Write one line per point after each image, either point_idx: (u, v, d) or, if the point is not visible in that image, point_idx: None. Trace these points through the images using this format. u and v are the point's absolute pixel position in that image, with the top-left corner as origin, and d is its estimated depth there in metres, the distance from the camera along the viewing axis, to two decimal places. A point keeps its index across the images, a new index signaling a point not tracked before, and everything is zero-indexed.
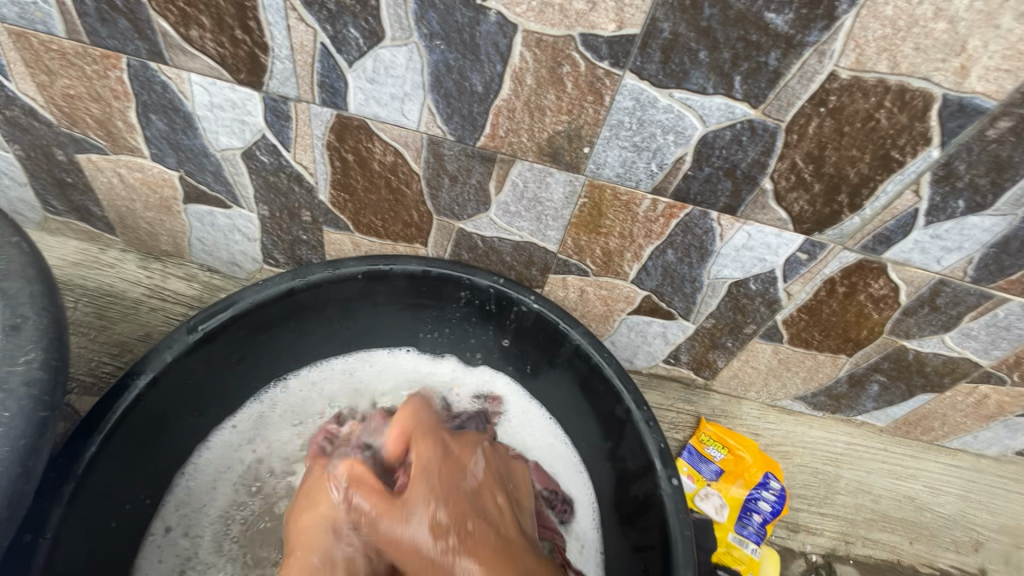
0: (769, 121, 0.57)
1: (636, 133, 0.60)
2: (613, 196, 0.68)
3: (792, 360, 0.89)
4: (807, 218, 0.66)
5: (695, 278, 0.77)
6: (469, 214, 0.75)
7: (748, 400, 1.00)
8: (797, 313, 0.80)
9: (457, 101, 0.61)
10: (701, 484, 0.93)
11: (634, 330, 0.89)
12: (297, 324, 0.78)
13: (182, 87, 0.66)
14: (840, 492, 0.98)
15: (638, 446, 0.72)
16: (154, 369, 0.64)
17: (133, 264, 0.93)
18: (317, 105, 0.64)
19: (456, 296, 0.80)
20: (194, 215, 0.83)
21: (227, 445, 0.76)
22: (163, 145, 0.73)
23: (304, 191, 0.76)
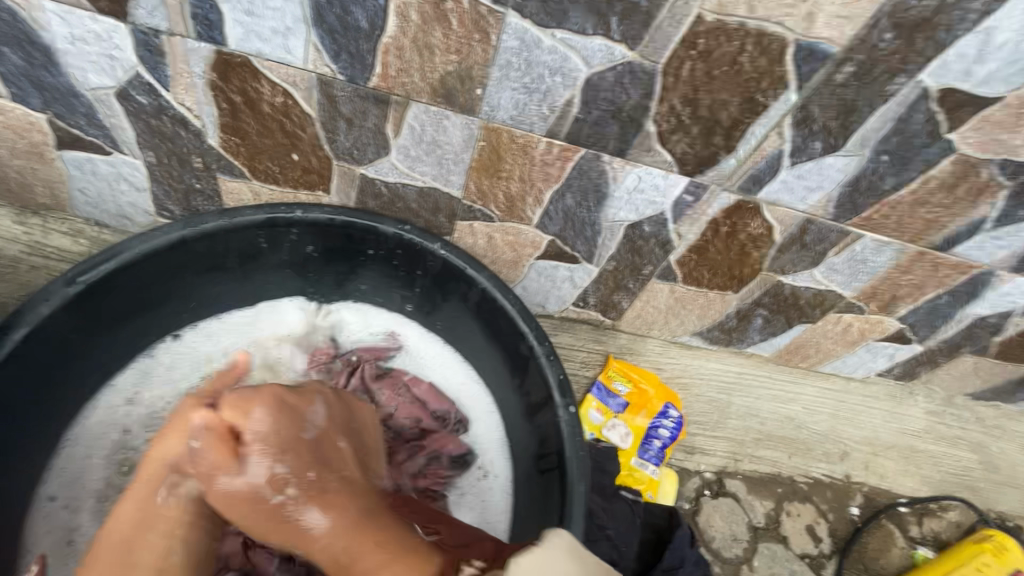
0: (646, 63, 0.60)
1: (525, 74, 0.62)
2: (509, 139, 0.70)
3: (687, 299, 0.96)
4: (689, 160, 0.71)
5: (594, 222, 0.81)
6: (370, 159, 0.74)
7: (652, 339, 1.08)
8: (688, 253, 0.86)
9: (343, 37, 0.60)
10: (608, 416, 1.01)
11: (543, 275, 0.93)
12: (193, 275, 0.76)
13: (34, 15, 0.60)
14: (732, 417, 1.09)
15: (541, 380, 0.77)
16: (29, 324, 0.62)
17: (6, 219, 0.85)
18: (193, 39, 0.61)
19: (364, 244, 0.80)
20: (71, 163, 0.77)
21: (117, 407, 0.77)
22: (22, 83, 0.67)
23: (191, 135, 0.72)
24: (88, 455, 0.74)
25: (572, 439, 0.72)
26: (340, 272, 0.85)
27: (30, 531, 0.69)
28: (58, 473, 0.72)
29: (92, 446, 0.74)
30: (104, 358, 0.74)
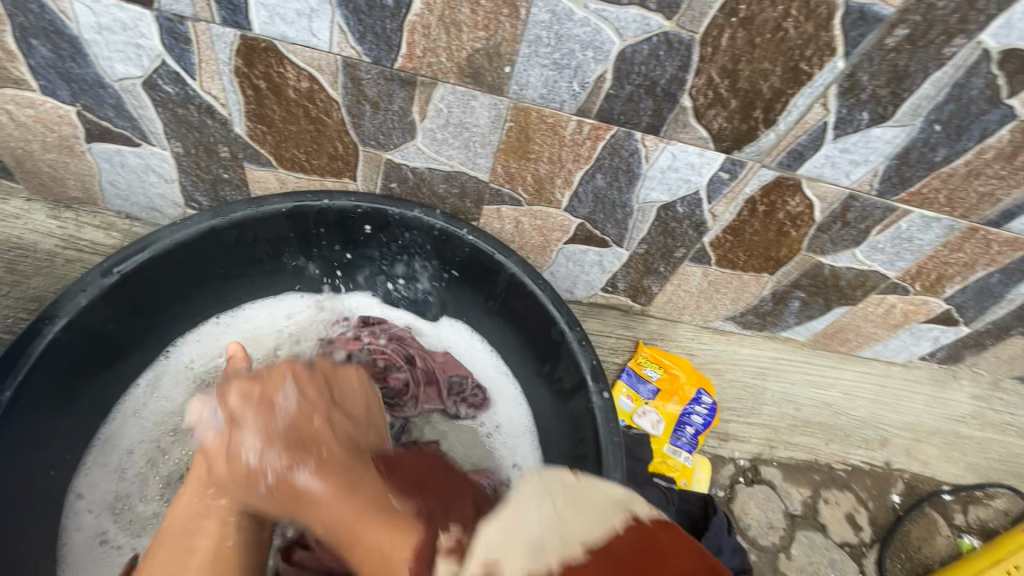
0: (683, 34, 0.57)
1: (555, 49, 0.60)
2: (539, 119, 0.68)
3: (721, 282, 0.93)
4: (726, 136, 0.68)
5: (625, 203, 0.79)
6: (396, 144, 0.73)
7: (683, 324, 1.06)
8: (723, 234, 0.83)
9: (368, 17, 0.58)
10: (639, 403, 0.99)
11: (571, 260, 0.91)
12: (223, 265, 0.76)
13: (61, 6, 0.60)
14: (766, 403, 1.06)
15: (573, 366, 0.75)
16: (70, 314, 0.61)
17: (42, 213, 0.87)
18: (218, 24, 0.60)
19: (390, 232, 0.79)
20: (101, 156, 0.78)
21: (139, 406, 0.74)
22: (52, 76, 0.67)
23: (217, 124, 0.72)
24: (117, 456, 0.71)
25: (607, 424, 0.70)
26: (367, 260, 0.84)
27: (65, 534, 0.66)
28: (93, 475, 0.70)
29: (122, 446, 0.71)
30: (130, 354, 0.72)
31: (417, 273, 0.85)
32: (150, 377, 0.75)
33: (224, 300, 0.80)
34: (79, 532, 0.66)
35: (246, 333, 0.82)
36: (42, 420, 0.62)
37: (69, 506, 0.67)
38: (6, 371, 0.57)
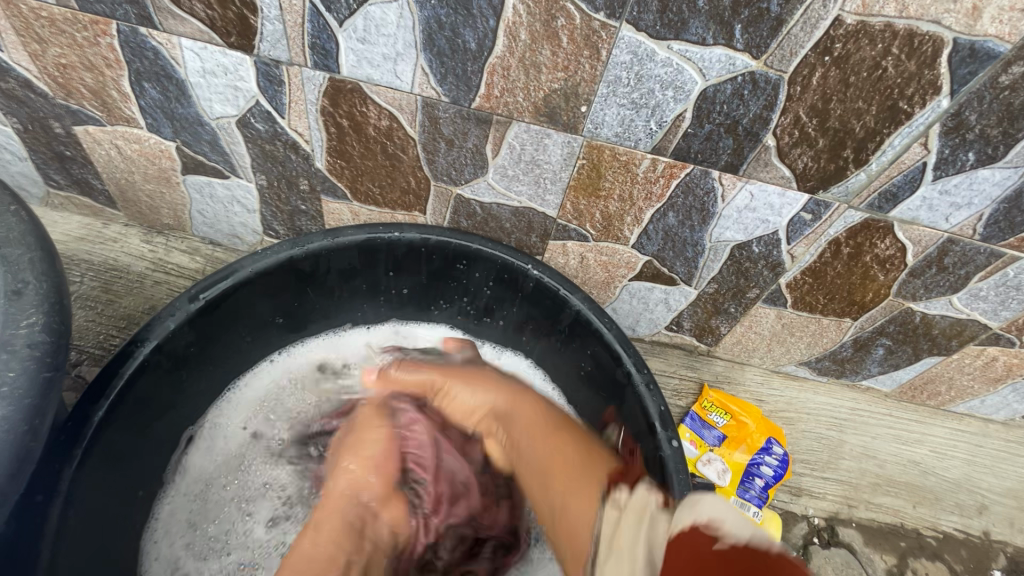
0: (771, 73, 0.55)
1: (634, 89, 0.59)
2: (612, 156, 0.67)
3: (796, 325, 0.88)
4: (811, 176, 0.65)
5: (697, 242, 0.76)
6: (466, 179, 0.74)
7: (752, 367, 1.00)
8: (802, 276, 0.79)
9: (451, 60, 0.60)
10: (703, 449, 0.94)
11: (635, 297, 0.89)
12: (297, 294, 0.78)
13: (173, 53, 0.65)
14: (844, 457, 0.98)
15: (638, 410, 0.72)
16: (158, 337, 0.64)
17: (137, 238, 0.93)
18: (310, 68, 0.63)
19: (456, 264, 0.79)
20: (193, 187, 0.83)
21: (214, 434, 0.75)
22: (158, 115, 0.73)
23: (300, 159, 0.75)
24: (196, 482, 0.72)
25: (677, 476, 0.65)
26: (431, 292, 0.85)
27: (145, 561, 0.67)
28: (173, 500, 0.71)
29: (195, 473, 0.73)
30: (205, 378, 0.74)
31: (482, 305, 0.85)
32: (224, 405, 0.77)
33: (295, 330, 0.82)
34: (158, 559, 0.67)
35: (313, 362, 0.83)
36: (128, 439, 0.64)
37: (150, 530, 0.69)
38: (100, 390, 0.60)
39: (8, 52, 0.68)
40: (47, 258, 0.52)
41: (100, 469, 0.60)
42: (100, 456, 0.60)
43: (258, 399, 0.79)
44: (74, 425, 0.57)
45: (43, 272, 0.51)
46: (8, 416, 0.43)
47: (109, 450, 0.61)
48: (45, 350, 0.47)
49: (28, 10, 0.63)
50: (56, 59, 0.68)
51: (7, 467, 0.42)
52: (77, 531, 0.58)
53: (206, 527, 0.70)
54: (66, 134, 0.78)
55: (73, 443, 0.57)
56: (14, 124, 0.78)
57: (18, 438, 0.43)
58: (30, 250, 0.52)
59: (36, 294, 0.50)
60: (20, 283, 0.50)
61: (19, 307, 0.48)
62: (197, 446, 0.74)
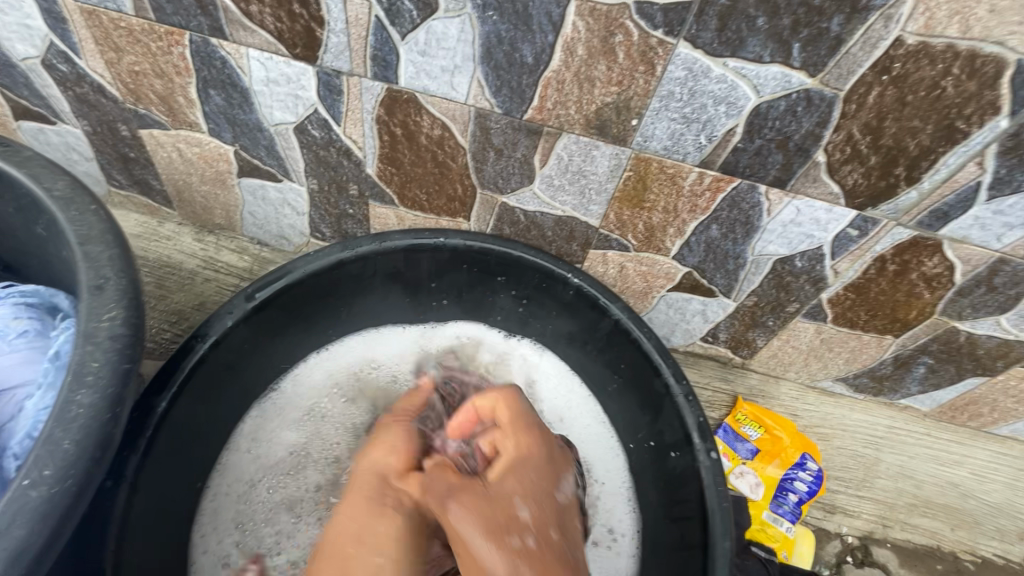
0: (826, 91, 0.56)
1: (687, 104, 0.60)
2: (659, 169, 0.68)
3: (835, 341, 0.88)
4: (860, 193, 0.65)
5: (739, 255, 0.77)
6: (513, 188, 0.76)
7: (787, 381, 1.00)
8: (844, 292, 0.78)
9: (507, 73, 0.62)
10: (735, 462, 0.93)
11: (672, 308, 0.89)
12: (344, 295, 0.80)
13: (240, 62, 0.68)
14: (880, 476, 0.96)
15: (678, 420, 0.72)
16: (217, 333, 0.66)
17: (189, 237, 0.97)
18: (369, 79, 0.66)
19: (497, 271, 0.81)
20: (247, 189, 0.87)
21: (255, 433, 0.77)
22: (220, 120, 0.76)
23: (352, 165, 0.78)
24: (242, 482, 0.74)
25: (715, 487, 0.67)
26: (470, 297, 0.86)
27: (193, 553, 0.70)
28: (221, 496, 0.73)
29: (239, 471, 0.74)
30: (251, 377, 0.75)
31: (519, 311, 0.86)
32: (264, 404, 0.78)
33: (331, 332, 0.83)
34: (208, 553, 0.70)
35: (348, 362, 0.84)
36: (188, 430, 0.66)
37: (199, 524, 0.71)
38: (164, 381, 0.62)
39: (86, 60, 0.72)
40: (124, 255, 0.55)
41: (162, 457, 0.63)
42: (163, 444, 0.63)
43: (295, 399, 0.80)
44: (140, 415, 0.60)
45: (121, 268, 0.54)
46: (94, 403, 0.46)
47: (170, 440, 0.64)
48: (125, 342, 0.49)
49: (108, 21, 0.67)
50: (129, 67, 0.71)
51: (95, 450, 0.45)
52: (141, 516, 0.61)
53: (252, 524, 0.72)
54: (132, 136, 0.82)
55: (139, 432, 0.60)
56: (84, 126, 0.82)
57: (103, 424, 0.45)
58: (109, 248, 0.55)
59: (116, 289, 0.53)
60: (101, 279, 0.53)
61: (100, 302, 0.51)
62: (237, 448, 0.75)
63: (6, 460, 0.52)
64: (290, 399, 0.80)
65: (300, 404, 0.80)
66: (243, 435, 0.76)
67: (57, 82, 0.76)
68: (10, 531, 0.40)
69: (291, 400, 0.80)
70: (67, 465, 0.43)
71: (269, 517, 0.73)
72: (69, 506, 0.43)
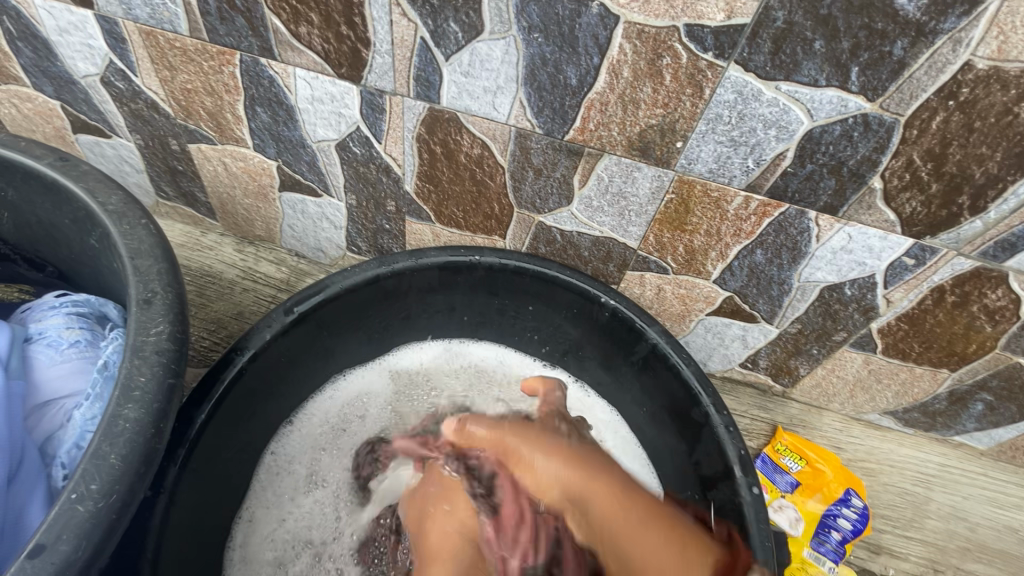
0: (886, 115, 0.53)
1: (735, 127, 0.58)
2: (703, 192, 0.66)
3: (884, 372, 0.83)
4: (918, 221, 0.61)
5: (784, 280, 0.74)
6: (550, 208, 0.75)
7: (829, 412, 0.95)
8: (896, 322, 0.75)
9: (550, 94, 0.61)
10: (774, 495, 0.89)
11: (710, 332, 0.87)
12: (379, 310, 0.80)
13: (287, 81, 0.69)
14: (931, 516, 0.90)
15: (716, 451, 0.70)
16: (256, 346, 0.67)
17: (230, 247, 0.99)
18: (411, 98, 0.66)
19: (532, 289, 0.80)
20: (288, 203, 0.88)
21: (286, 450, 0.77)
22: (265, 137, 0.78)
23: (391, 181, 0.78)
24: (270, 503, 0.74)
25: (756, 525, 0.63)
26: (503, 315, 0.86)
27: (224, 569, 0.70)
28: (247, 513, 0.73)
29: (270, 486, 0.75)
30: (284, 390, 0.76)
31: (551, 330, 0.85)
32: (295, 418, 0.79)
33: (362, 347, 0.83)
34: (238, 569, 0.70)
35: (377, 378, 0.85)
36: (224, 443, 0.67)
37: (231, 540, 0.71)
38: (205, 393, 0.63)
39: (141, 77, 0.75)
40: (171, 270, 0.57)
41: (200, 469, 0.64)
42: (201, 455, 0.63)
43: (324, 416, 0.81)
44: (181, 427, 0.61)
45: (169, 283, 0.55)
46: (139, 418, 0.46)
47: (208, 452, 0.64)
48: (170, 357, 0.50)
49: (164, 41, 0.69)
50: (182, 85, 0.74)
51: (139, 466, 0.45)
52: (179, 527, 0.61)
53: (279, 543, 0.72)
54: (181, 151, 0.85)
55: (178, 443, 0.60)
56: (137, 140, 0.86)
57: (148, 440, 0.46)
58: (158, 262, 0.56)
59: (163, 303, 0.54)
60: (150, 293, 0.54)
61: (148, 317, 0.52)
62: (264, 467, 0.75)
63: (53, 469, 0.54)
64: (320, 415, 0.81)
65: (328, 419, 0.81)
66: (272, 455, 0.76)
67: (114, 98, 0.79)
68: (56, 545, 0.41)
69: (319, 417, 0.80)
70: (113, 478, 0.44)
71: (288, 542, 0.72)
72: (114, 520, 0.43)
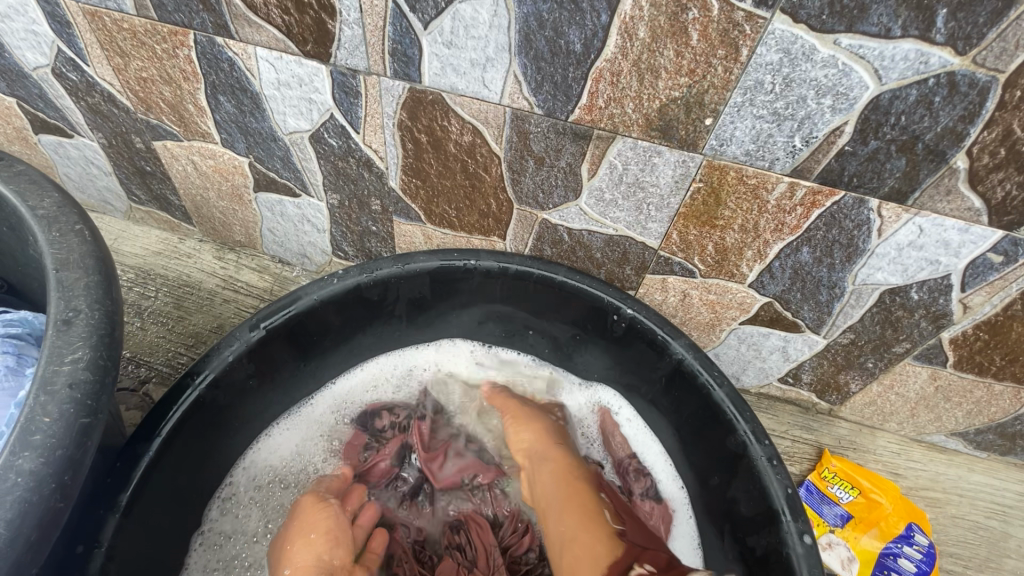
0: (979, 73, 0.42)
1: (779, 96, 0.47)
2: (737, 179, 0.55)
3: (955, 389, 0.71)
4: (1012, 209, 0.49)
5: (835, 283, 0.62)
6: (555, 204, 0.64)
7: (884, 432, 0.83)
8: (974, 331, 0.62)
9: (550, 64, 0.51)
10: (822, 529, 0.76)
11: (745, 343, 0.75)
12: (363, 323, 0.71)
13: (248, 63, 0.60)
14: (1010, 555, 0.77)
15: (757, 490, 0.58)
16: (216, 369, 0.59)
17: (209, 255, 0.91)
18: (389, 77, 0.57)
19: (536, 297, 0.69)
20: (265, 205, 0.79)
21: (239, 513, 0.66)
22: (232, 130, 0.69)
23: (374, 177, 0.69)
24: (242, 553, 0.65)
25: None
26: (506, 325, 0.75)
27: None
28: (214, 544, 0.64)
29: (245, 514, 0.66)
30: (257, 415, 0.67)
31: (563, 343, 0.75)
32: (251, 462, 0.68)
33: (349, 364, 0.74)
34: None
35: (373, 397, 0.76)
36: (179, 480, 0.59)
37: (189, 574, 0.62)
38: (154, 426, 0.54)
39: (93, 67, 0.67)
40: (103, 284, 0.48)
41: (147, 515, 0.55)
42: (148, 500, 0.55)
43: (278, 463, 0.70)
44: (123, 467, 0.52)
45: (97, 299, 0.47)
46: (37, 472, 0.38)
47: (158, 494, 0.56)
48: (86, 392, 0.42)
49: (111, 23, 0.61)
50: (136, 73, 0.65)
51: (31, 532, 0.37)
52: None
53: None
54: (146, 149, 0.77)
55: (120, 486, 0.52)
56: (99, 139, 0.78)
57: (45, 498, 0.38)
58: (88, 275, 0.48)
59: (86, 324, 0.45)
60: (72, 311, 0.45)
61: (65, 341, 0.44)
62: (207, 545, 0.64)
63: None
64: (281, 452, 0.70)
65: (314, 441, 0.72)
66: (221, 523, 0.65)
67: (69, 93, 0.72)
68: None
69: (278, 462, 0.69)
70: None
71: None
72: None
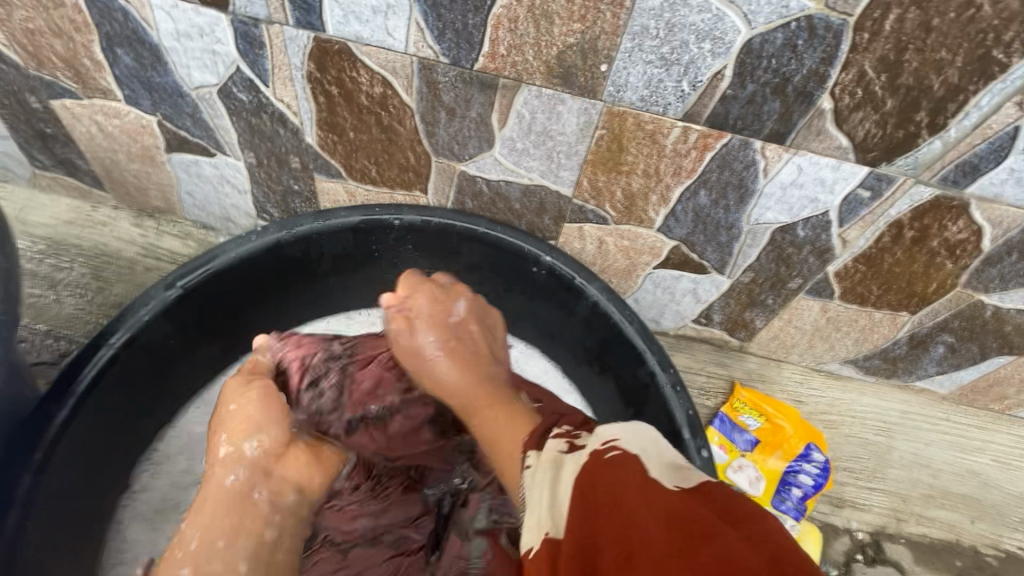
0: (832, 17, 0.46)
1: (663, 42, 0.50)
2: (636, 125, 0.58)
3: (843, 320, 0.78)
4: (873, 146, 0.55)
5: (733, 224, 0.67)
6: (471, 155, 0.66)
7: (789, 364, 0.91)
8: (854, 264, 0.69)
9: (449, 11, 0.52)
10: (734, 455, 0.85)
11: (660, 287, 0.80)
12: (288, 283, 0.71)
13: (143, 13, 0.58)
14: (893, 465, 0.87)
15: (664, 414, 0.64)
16: (131, 329, 0.58)
17: (127, 222, 0.88)
18: (291, 26, 0.56)
19: (459, 249, 0.72)
20: (180, 165, 0.77)
21: (172, 482, 0.66)
22: (135, 86, 0.66)
23: (289, 133, 0.68)
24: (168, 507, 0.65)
25: None
26: (434, 280, 0.77)
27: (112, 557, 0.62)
28: (140, 495, 0.65)
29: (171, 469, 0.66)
30: (182, 376, 0.67)
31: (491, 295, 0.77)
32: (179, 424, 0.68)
33: (279, 323, 0.75)
34: (129, 553, 0.63)
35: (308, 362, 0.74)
36: (103, 441, 0.59)
37: (119, 528, 0.63)
38: (65, 388, 0.54)
39: None
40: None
41: (66, 472, 0.55)
42: (64, 461, 0.55)
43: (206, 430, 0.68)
44: (35, 427, 0.53)
45: None
46: None
47: (78, 453, 0.56)
48: None
49: None
50: (22, 24, 0.62)
51: None
52: (39, 541, 0.53)
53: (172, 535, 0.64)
54: (44, 109, 0.73)
55: (33, 446, 0.52)
56: None
57: None
58: None
59: None
60: None
61: None
62: (138, 513, 0.64)
63: None
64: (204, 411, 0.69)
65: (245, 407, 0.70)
66: (152, 491, 0.65)
67: None
68: None
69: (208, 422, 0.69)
70: None
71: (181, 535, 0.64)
72: None
